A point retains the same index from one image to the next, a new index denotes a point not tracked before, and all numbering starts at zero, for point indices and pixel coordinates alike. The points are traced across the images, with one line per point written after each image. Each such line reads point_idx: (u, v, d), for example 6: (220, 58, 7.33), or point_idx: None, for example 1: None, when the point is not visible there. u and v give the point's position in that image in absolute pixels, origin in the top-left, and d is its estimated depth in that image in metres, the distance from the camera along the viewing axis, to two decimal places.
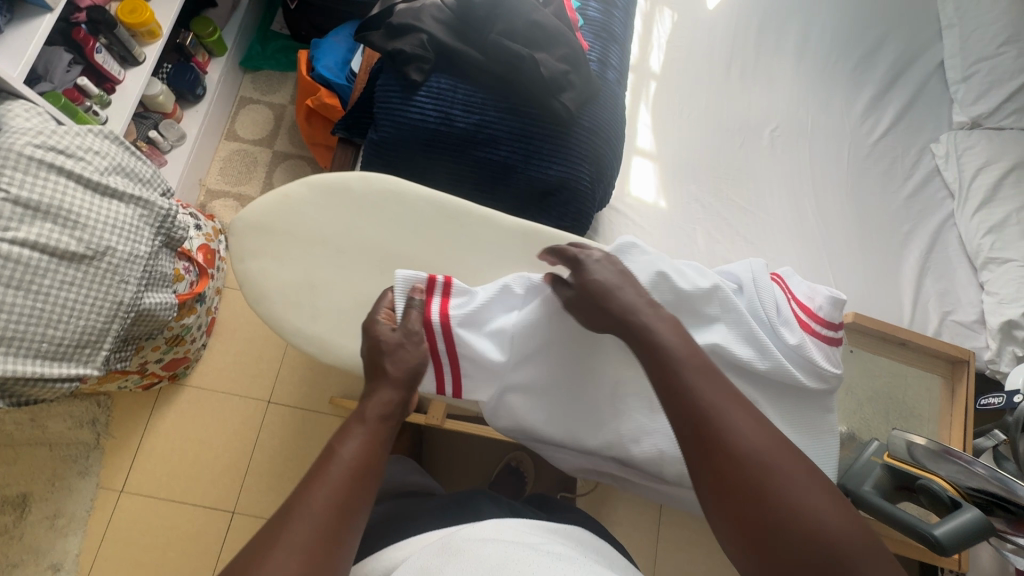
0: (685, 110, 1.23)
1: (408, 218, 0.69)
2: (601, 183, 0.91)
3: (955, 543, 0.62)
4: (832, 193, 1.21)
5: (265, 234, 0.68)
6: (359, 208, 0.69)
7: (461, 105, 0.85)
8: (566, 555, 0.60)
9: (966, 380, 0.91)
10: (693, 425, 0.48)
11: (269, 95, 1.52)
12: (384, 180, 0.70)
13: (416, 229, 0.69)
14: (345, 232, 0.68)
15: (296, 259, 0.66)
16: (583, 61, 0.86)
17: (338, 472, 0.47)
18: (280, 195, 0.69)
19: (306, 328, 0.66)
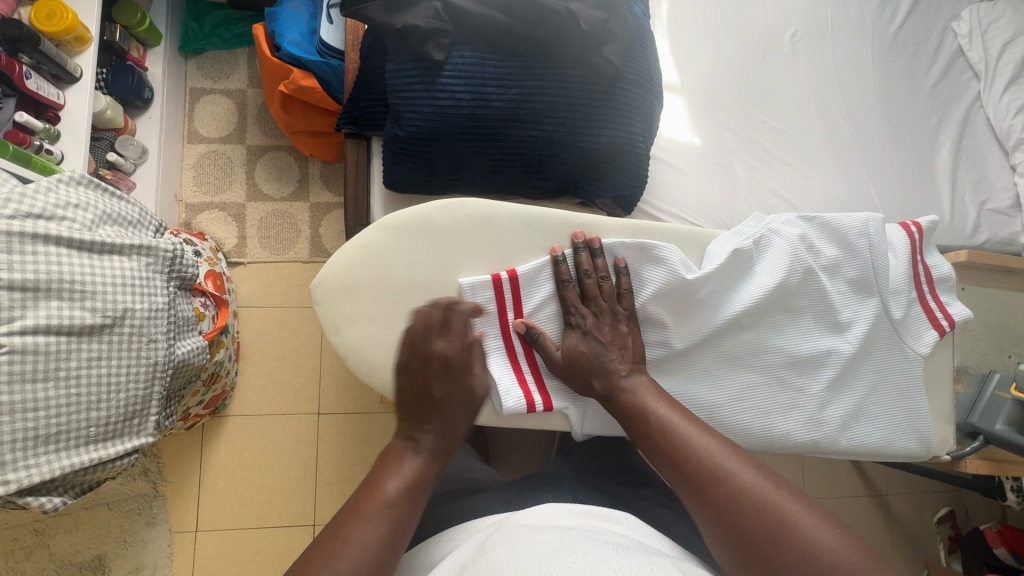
0: (702, 28, 1.12)
1: (503, 242, 0.61)
2: (650, 139, 0.83)
3: None
4: (862, 94, 1.15)
5: (352, 295, 0.60)
6: (447, 243, 0.61)
7: (493, 79, 0.74)
8: (625, 545, 0.53)
9: None
10: (692, 481, 0.51)
11: (222, 81, 1.33)
12: (469, 203, 0.62)
13: (515, 249, 0.62)
14: (439, 274, 0.61)
15: (397, 319, 0.60)
16: (618, 4, 0.76)
17: (369, 526, 0.48)
18: (358, 246, 0.60)
19: None
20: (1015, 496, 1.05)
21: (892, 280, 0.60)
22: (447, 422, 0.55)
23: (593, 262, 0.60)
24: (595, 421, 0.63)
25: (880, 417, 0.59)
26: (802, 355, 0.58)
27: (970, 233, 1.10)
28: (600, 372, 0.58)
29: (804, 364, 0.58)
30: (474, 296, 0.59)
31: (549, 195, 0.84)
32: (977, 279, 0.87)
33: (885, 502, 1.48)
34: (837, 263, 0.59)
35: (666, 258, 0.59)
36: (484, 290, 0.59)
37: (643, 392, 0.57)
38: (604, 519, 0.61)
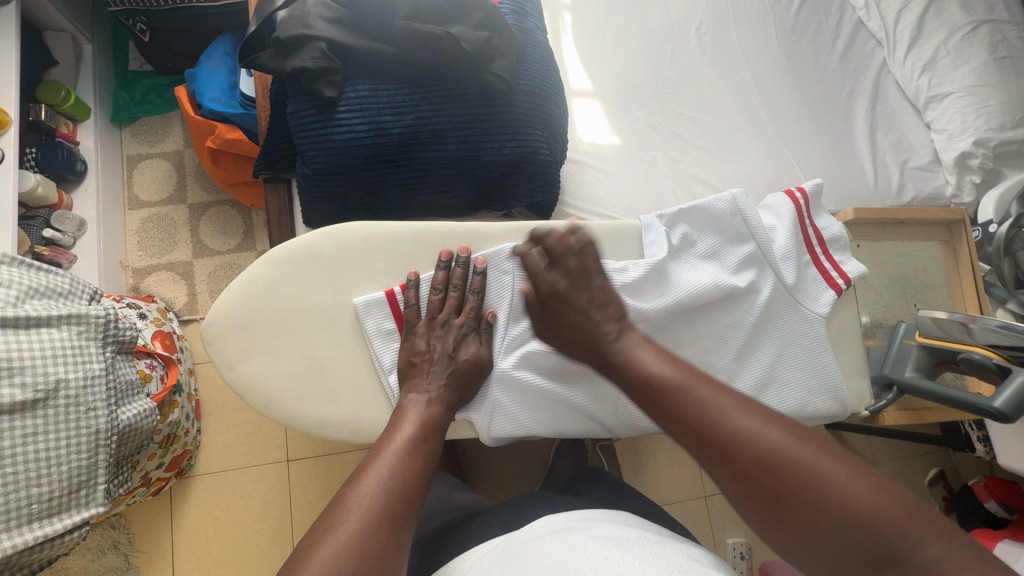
0: (608, 34, 1.16)
1: (390, 258, 0.63)
2: (557, 144, 0.86)
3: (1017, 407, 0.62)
4: (771, 76, 1.19)
5: (243, 330, 0.61)
6: (334, 267, 0.62)
7: (389, 108, 0.76)
8: (626, 539, 0.53)
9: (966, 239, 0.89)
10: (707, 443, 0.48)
11: (158, 145, 1.36)
12: (351, 228, 0.63)
13: (402, 264, 0.63)
14: (328, 298, 0.62)
15: (291, 348, 0.61)
16: (500, 21, 0.79)
17: (395, 460, 0.51)
18: (244, 283, 0.61)
19: (329, 415, 0.61)
20: (983, 446, 1.05)
21: (782, 247, 0.61)
22: (461, 381, 0.59)
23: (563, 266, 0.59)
24: (505, 422, 0.62)
25: (790, 384, 0.60)
26: (703, 333, 0.59)
27: (896, 192, 1.12)
28: (592, 330, 0.57)
29: (705, 341, 0.59)
30: (366, 312, 0.61)
31: (466, 210, 0.86)
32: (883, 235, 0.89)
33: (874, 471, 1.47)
34: (722, 240, 0.61)
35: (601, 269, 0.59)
36: (378, 307, 0.61)
37: (640, 350, 0.55)
38: (606, 519, 0.60)
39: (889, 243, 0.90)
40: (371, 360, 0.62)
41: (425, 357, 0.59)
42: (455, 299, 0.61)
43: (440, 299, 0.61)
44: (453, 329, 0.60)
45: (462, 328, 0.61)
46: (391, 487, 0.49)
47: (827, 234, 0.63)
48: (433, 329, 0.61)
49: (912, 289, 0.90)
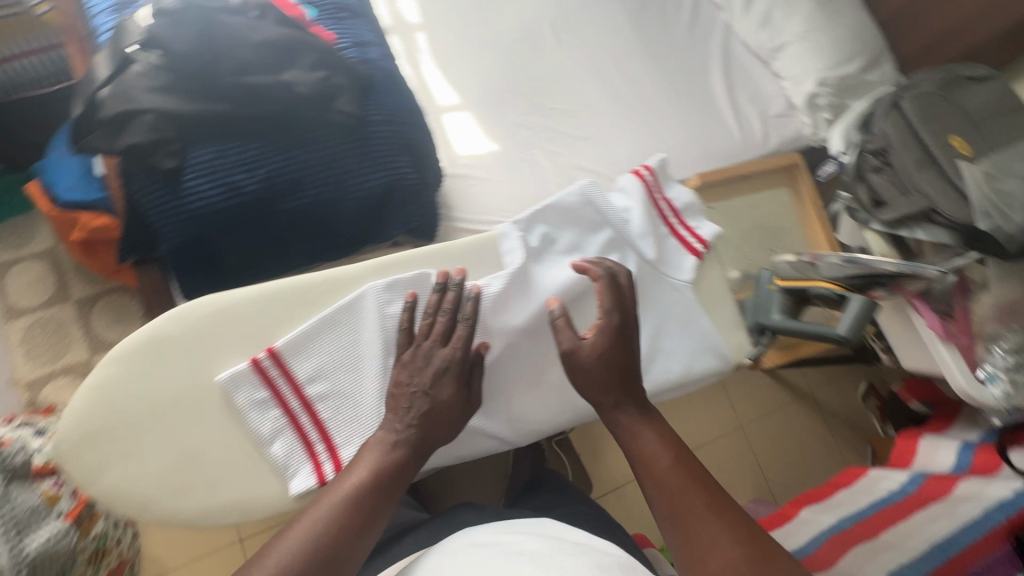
0: (466, 46, 1.17)
1: (246, 318, 0.54)
2: (426, 166, 0.86)
3: (857, 331, 0.78)
4: (628, 57, 1.24)
5: (96, 441, 0.50)
6: (184, 344, 0.52)
7: (238, 166, 0.74)
8: (540, 552, 0.52)
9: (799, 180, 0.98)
10: (684, 527, 0.48)
11: (27, 246, 1.27)
12: (197, 300, 0.54)
13: (265, 325, 0.54)
14: (184, 380, 0.51)
15: (154, 447, 0.50)
16: (337, 58, 0.78)
17: (314, 536, 0.45)
18: (87, 388, 0.50)
19: (215, 512, 0.50)
20: (887, 355, 1.14)
21: (638, 225, 0.64)
22: (432, 424, 0.51)
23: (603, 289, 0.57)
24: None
25: (673, 352, 0.62)
26: (581, 323, 0.61)
27: (762, 141, 1.20)
28: (629, 366, 0.55)
29: (584, 331, 0.60)
30: (233, 388, 0.51)
31: (349, 254, 0.84)
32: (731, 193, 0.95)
33: (812, 398, 1.57)
34: (581, 234, 0.62)
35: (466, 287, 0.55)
36: (243, 376, 0.51)
37: (641, 426, 0.53)
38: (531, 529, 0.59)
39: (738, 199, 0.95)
40: (252, 439, 0.52)
41: (405, 390, 0.51)
42: (443, 325, 0.53)
43: (428, 327, 0.53)
44: (432, 362, 0.52)
45: (445, 362, 0.52)
46: (291, 572, 0.43)
47: (679, 202, 0.67)
48: (409, 364, 0.52)
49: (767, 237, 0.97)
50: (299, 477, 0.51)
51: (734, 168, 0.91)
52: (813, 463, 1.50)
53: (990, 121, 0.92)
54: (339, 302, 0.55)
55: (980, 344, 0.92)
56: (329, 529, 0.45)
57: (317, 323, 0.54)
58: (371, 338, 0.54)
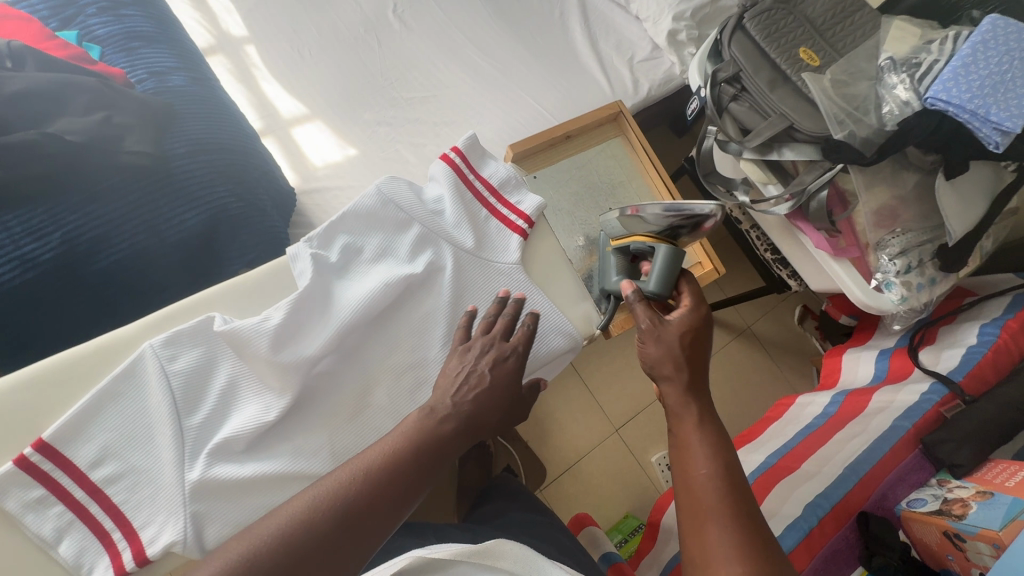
0: (304, 50, 1.10)
1: (8, 412, 0.48)
2: (255, 189, 0.80)
3: (667, 285, 0.61)
4: (481, 28, 1.18)
5: None
6: None
7: (24, 234, 0.66)
8: None
9: (630, 125, 0.91)
10: (695, 503, 0.51)
11: None
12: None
13: (35, 414, 0.48)
14: None
15: None
16: (117, 96, 0.71)
17: (349, 488, 0.43)
18: None
19: None
20: (794, 280, 1.13)
21: (449, 214, 0.59)
22: (490, 399, 0.50)
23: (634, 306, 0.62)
24: (221, 528, 0.47)
25: None
26: (404, 332, 0.56)
27: (633, 89, 1.15)
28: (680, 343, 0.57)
29: (409, 341, 0.56)
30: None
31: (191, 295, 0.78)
32: (552, 159, 0.89)
33: (750, 333, 1.56)
34: (387, 238, 0.57)
35: (244, 326, 0.50)
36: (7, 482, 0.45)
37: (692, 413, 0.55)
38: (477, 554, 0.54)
39: (564, 162, 0.89)
40: (35, 545, 0.46)
41: (461, 386, 0.50)
42: (504, 323, 0.53)
43: (492, 326, 0.54)
44: (489, 354, 0.51)
45: (485, 348, 0.52)
46: (317, 516, 0.42)
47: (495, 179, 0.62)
48: (457, 353, 0.52)
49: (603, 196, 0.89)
50: (97, 572, 0.46)
51: (546, 129, 0.86)
52: (761, 396, 1.50)
53: (834, 29, 0.89)
54: (116, 370, 0.49)
55: (870, 253, 0.90)
56: (351, 498, 0.43)
57: (90, 399, 0.48)
58: (155, 402, 0.49)
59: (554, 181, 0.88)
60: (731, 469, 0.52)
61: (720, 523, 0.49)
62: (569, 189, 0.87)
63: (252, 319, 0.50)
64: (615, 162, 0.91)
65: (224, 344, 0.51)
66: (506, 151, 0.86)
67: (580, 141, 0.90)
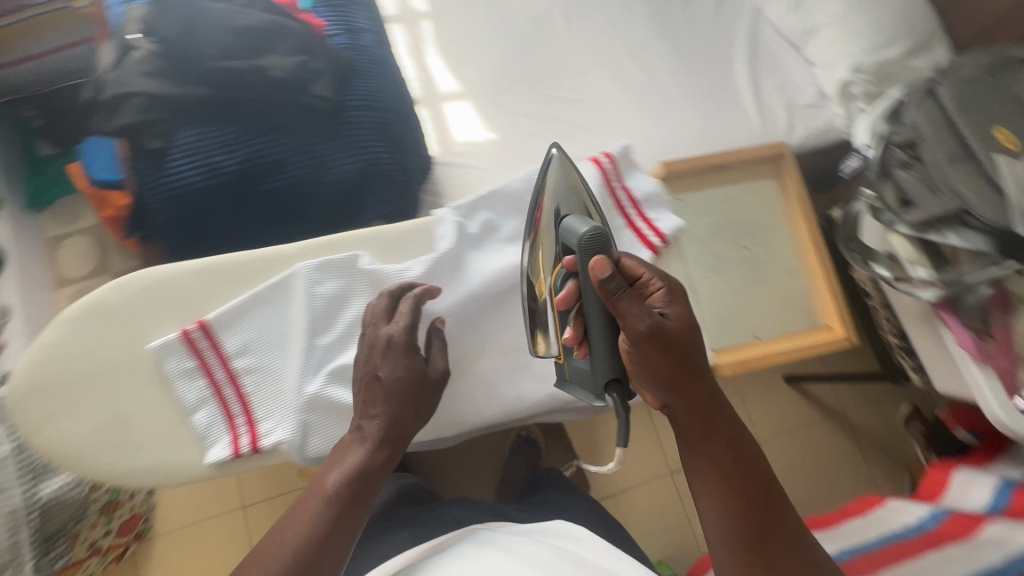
0: (473, 33, 1.16)
1: (185, 291, 0.56)
2: (407, 152, 0.86)
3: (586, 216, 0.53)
4: (642, 43, 1.18)
5: (32, 396, 0.53)
6: (122, 313, 0.55)
7: (220, 147, 0.77)
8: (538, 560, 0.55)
9: (790, 169, 0.88)
10: (730, 507, 0.51)
11: (77, 222, 1.40)
12: (143, 271, 0.57)
13: (202, 299, 0.56)
14: (118, 347, 0.54)
15: (80, 407, 0.53)
16: (317, 45, 0.80)
17: (311, 525, 0.46)
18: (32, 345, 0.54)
19: (132, 472, 0.53)
20: (917, 375, 1.02)
21: (587, 216, 0.61)
22: (395, 403, 0.51)
23: (609, 303, 0.50)
24: (321, 443, 0.54)
25: None
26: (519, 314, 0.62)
27: (786, 134, 1.10)
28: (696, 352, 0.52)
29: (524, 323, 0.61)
30: (163, 356, 0.53)
31: (324, 235, 0.85)
32: (698, 185, 0.88)
33: (843, 417, 1.43)
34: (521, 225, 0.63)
35: (388, 270, 0.57)
36: (173, 347, 0.53)
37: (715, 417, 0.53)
38: (500, 542, 0.60)
39: (710, 190, 0.88)
40: (179, 407, 0.54)
41: (372, 366, 0.53)
42: (385, 304, 0.55)
43: (389, 311, 0.55)
44: (378, 344, 0.53)
45: (389, 338, 0.53)
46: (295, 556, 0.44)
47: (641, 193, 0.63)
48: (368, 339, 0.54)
49: (743, 234, 0.87)
50: (214, 446, 0.53)
51: (701, 155, 0.85)
52: (839, 486, 1.38)
53: None
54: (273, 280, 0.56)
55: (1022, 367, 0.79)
56: (318, 532, 0.46)
57: (250, 298, 0.55)
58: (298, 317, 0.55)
59: (695, 208, 0.86)
60: (752, 488, 0.51)
61: (758, 520, 0.50)
62: (710, 220, 0.86)
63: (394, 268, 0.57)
64: (765, 201, 0.88)
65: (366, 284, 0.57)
66: (658, 164, 0.82)
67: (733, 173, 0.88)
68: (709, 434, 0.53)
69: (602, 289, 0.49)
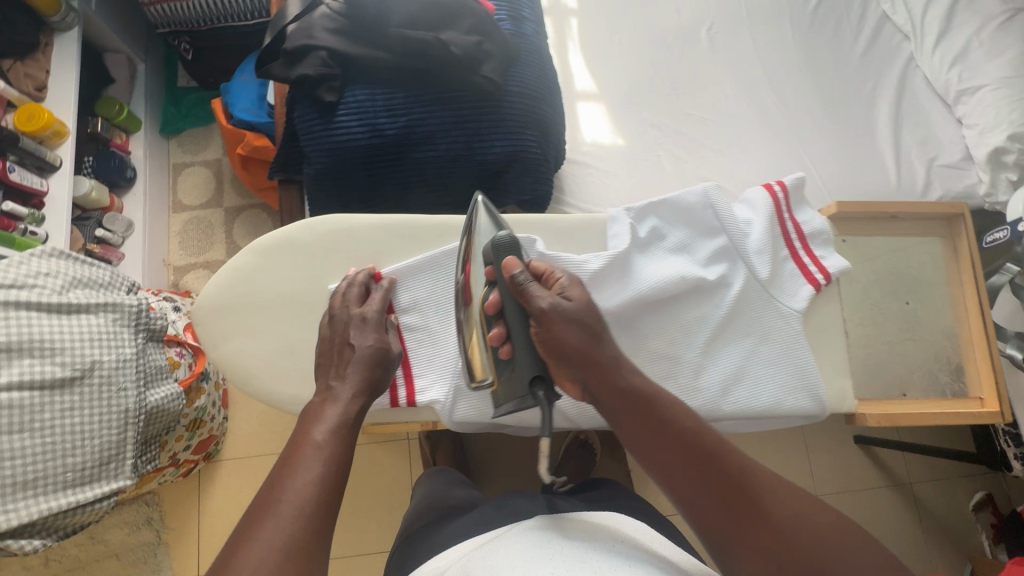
0: (616, 38, 1.17)
1: (362, 247, 0.70)
2: (551, 145, 0.87)
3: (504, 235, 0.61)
4: (783, 75, 1.16)
5: (233, 312, 0.68)
6: (312, 255, 0.69)
7: (385, 110, 0.80)
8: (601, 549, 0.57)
9: (965, 234, 0.85)
10: (672, 460, 0.53)
11: (200, 154, 1.48)
12: (329, 220, 0.70)
13: (377, 255, 0.70)
14: (302, 285, 0.69)
15: (268, 330, 0.68)
16: (492, 27, 0.82)
17: (316, 468, 0.51)
18: (232, 271, 0.69)
19: (298, 393, 0.67)
20: None
21: (755, 240, 0.61)
22: (364, 367, 0.60)
23: (519, 294, 0.57)
24: (466, 409, 0.68)
25: (763, 380, 0.58)
26: (680, 328, 0.59)
27: (922, 192, 1.06)
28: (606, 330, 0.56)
29: (681, 338, 0.58)
30: None
31: (458, 211, 0.88)
32: (863, 229, 0.87)
33: (909, 491, 1.38)
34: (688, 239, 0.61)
35: (569, 260, 0.61)
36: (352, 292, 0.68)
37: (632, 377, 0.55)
38: (531, 557, 0.55)
39: (879, 238, 0.88)
40: None
41: (347, 327, 0.62)
42: (360, 289, 0.66)
43: (363, 295, 0.66)
44: (353, 318, 0.63)
45: (364, 313, 0.64)
46: (310, 488, 0.49)
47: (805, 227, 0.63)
48: (347, 311, 0.64)
49: (906, 287, 0.89)
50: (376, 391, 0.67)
51: (879, 203, 0.84)
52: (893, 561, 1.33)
53: None
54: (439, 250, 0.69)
55: None
56: (323, 473, 0.50)
57: (419, 261, 0.68)
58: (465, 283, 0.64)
59: (863, 255, 0.88)
60: (685, 445, 0.54)
61: (697, 465, 0.53)
62: (875, 270, 0.88)
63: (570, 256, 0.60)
64: (932, 261, 0.89)
65: (529, 265, 0.62)
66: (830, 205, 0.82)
67: (903, 227, 0.88)
68: (632, 398, 0.55)
69: (513, 281, 0.57)
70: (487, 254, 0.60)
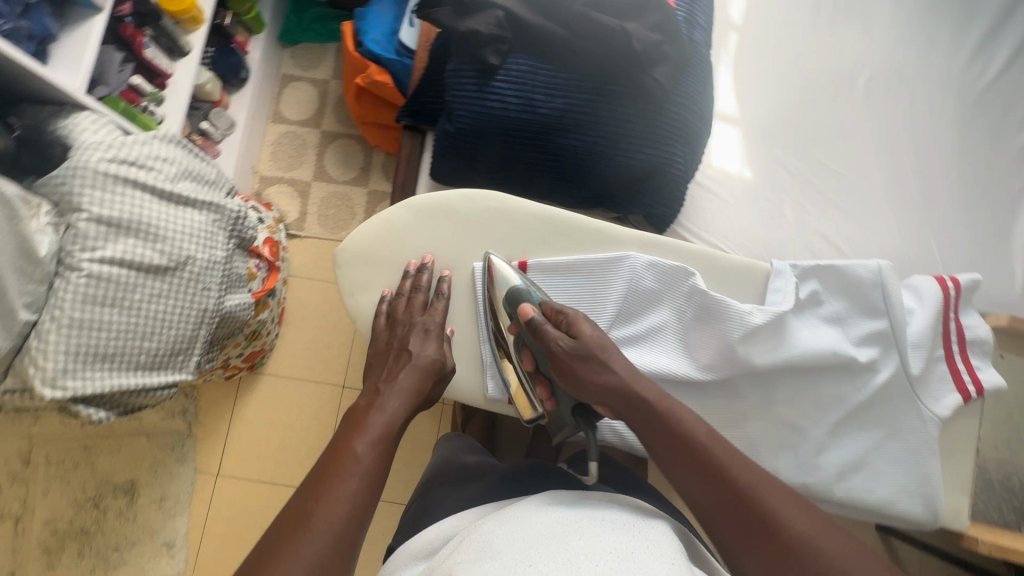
0: (771, 65, 1.11)
1: (512, 227, 0.74)
2: (693, 165, 0.84)
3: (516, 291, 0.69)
4: (933, 148, 1.09)
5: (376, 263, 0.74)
6: (467, 224, 0.74)
7: (543, 88, 0.78)
8: (617, 521, 0.50)
9: None
10: (701, 468, 0.55)
11: (311, 70, 1.47)
12: (489, 195, 0.74)
13: (528, 241, 0.73)
14: (447, 252, 0.74)
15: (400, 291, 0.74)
16: (675, 28, 0.78)
17: (352, 483, 0.53)
18: (383, 224, 0.74)
19: None
20: None
21: (915, 333, 0.69)
22: (414, 374, 0.64)
23: (535, 335, 0.65)
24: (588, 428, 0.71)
25: (881, 475, 0.67)
26: (821, 404, 0.68)
27: None
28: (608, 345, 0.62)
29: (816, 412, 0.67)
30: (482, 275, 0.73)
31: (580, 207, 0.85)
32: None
33: None
34: (842, 315, 0.70)
35: (734, 309, 0.66)
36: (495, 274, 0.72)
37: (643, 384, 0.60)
38: (542, 532, 0.46)
39: None
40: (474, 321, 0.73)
41: (403, 341, 0.68)
42: (422, 296, 0.70)
43: (425, 303, 0.70)
44: (414, 328, 0.68)
45: (426, 325, 0.69)
46: (347, 504, 0.51)
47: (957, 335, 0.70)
48: (409, 319, 0.69)
49: None
50: (495, 381, 0.72)
51: None
52: None
53: None
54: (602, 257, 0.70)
55: None
56: (360, 486, 0.53)
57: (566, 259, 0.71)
58: (619, 297, 0.69)
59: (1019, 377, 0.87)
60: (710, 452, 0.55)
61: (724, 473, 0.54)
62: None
63: (732, 303, 0.67)
64: None
65: (681, 297, 0.69)
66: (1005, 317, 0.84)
67: None
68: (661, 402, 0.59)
69: (530, 324, 0.65)
70: (508, 311, 0.68)
